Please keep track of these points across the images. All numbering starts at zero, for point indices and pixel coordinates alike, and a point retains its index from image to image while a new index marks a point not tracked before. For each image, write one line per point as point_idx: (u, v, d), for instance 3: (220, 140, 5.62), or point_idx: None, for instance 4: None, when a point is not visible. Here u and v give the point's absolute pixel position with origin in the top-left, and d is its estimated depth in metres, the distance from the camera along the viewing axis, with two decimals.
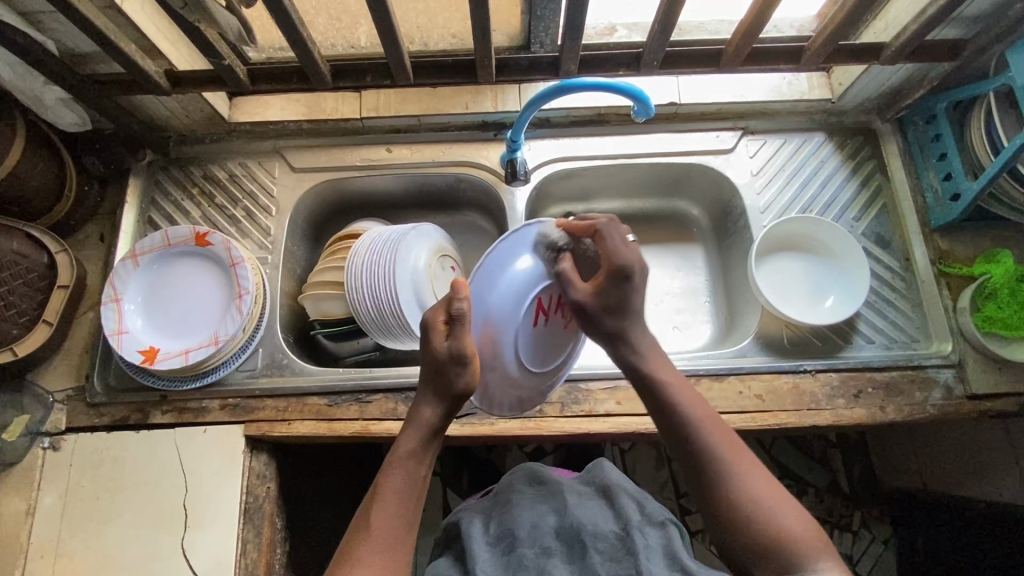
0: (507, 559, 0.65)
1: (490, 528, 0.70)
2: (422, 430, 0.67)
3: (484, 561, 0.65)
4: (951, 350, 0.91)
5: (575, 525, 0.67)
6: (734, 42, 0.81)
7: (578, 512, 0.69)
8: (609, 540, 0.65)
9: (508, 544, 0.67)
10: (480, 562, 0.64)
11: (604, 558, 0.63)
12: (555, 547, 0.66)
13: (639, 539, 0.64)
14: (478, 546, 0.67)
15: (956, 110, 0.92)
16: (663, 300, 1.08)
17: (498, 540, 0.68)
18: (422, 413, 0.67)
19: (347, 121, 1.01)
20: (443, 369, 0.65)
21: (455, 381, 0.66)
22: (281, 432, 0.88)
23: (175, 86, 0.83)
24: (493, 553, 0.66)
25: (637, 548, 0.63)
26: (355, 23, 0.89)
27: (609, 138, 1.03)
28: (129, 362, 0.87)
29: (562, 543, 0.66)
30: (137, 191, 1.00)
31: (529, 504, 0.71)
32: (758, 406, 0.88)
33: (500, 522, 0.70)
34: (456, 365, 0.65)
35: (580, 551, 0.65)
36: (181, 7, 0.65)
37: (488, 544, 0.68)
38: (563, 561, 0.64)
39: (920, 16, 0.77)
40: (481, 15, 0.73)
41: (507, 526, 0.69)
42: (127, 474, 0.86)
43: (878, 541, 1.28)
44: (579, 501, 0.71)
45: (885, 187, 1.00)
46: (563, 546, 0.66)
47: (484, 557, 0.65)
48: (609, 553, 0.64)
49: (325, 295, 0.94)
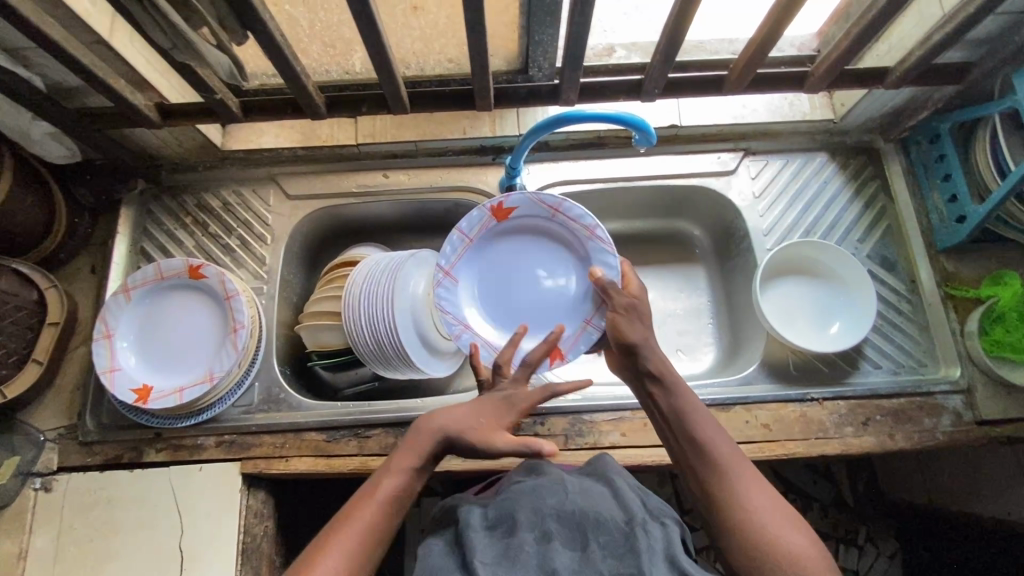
0: (503, 544, 0.57)
1: (490, 512, 0.62)
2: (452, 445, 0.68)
3: (480, 547, 0.57)
4: (960, 375, 0.89)
5: (577, 510, 0.59)
6: (738, 71, 0.80)
7: (580, 499, 0.61)
8: (612, 530, 0.57)
9: (508, 529, 0.59)
10: (478, 550, 0.57)
11: (605, 551, 0.55)
12: (556, 530, 0.57)
13: (642, 536, 0.56)
14: (472, 533, 0.59)
15: (960, 131, 0.91)
16: (665, 323, 1.06)
17: (496, 526, 0.60)
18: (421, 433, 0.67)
19: (343, 148, 1.00)
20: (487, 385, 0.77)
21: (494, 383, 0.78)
22: (278, 470, 0.86)
23: (167, 118, 0.81)
24: (490, 539, 0.59)
25: (639, 546, 0.54)
26: (349, 49, 0.87)
27: (609, 161, 1.01)
28: (122, 401, 0.85)
29: (562, 528, 0.58)
30: (128, 221, 0.98)
31: (532, 489, 0.64)
32: (766, 436, 0.86)
33: (501, 507, 0.62)
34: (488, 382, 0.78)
35: (580, 537, 0.57)
36: (169, 47, 0.63)
37: (485, 529, 0.60)
38: (562, 546, 0.56)
39: (925, 40, 0.76)
40: (479, 48, 0.71)
41: (509, 510, 0.61)
42: (122, 515, 0.84)
43: (885, 556, 1.25)
44: (583, 488, 0.64)
45: (889, 208, 0.99)
46: (564, 530, 0.58)
47: (480, 542, 0.58)
48: (610, 545, 0.56)
49: (322, 326, 0.92)
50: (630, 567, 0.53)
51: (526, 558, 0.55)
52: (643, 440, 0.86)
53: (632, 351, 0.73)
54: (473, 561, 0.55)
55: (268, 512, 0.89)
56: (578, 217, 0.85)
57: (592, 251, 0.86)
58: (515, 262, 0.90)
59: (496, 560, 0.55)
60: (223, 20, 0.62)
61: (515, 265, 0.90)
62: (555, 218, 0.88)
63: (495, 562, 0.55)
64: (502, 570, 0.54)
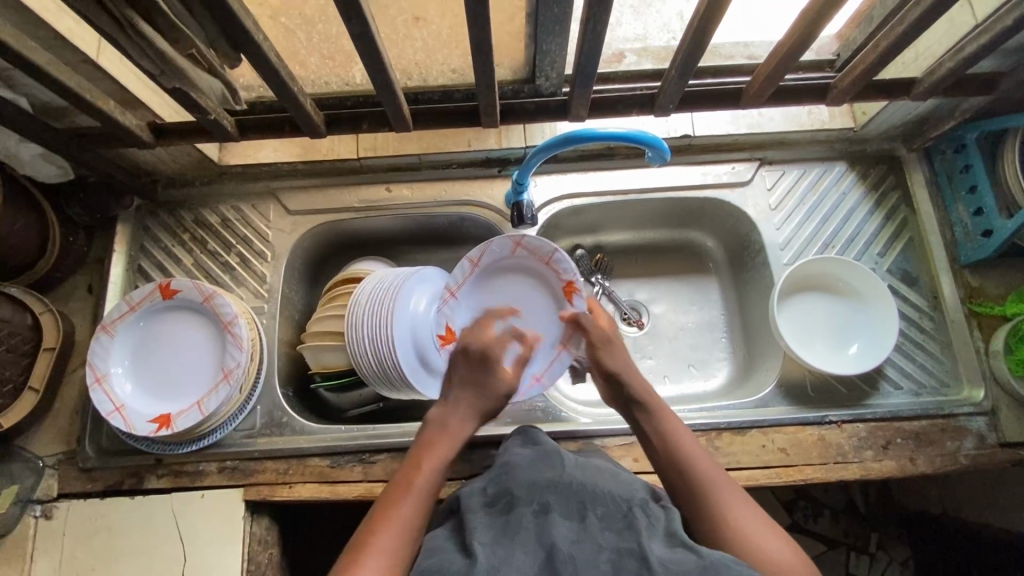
0: (502, 521, 0.53)
1: (489, 487, 0.58)
2: (468, 402, 0.71)
3: (478, 529, 0.53)
4: (984, 397, 0.86)
5: (575, 483, 0.56)
6: (757, 84, 0.77)
7: (576, 473, 0.58)
8: (609, 504, 0.54)
9: (506, 504, 0.55)
10: (476, 533, 0.52)
11: (604, 524, 0.52)
12: (555, 504, 0.53)
13: (641, 514, 0.53)
14: (472, 514, 0.55)
15: (986, 140, 0.87)
16: (677, 336, 1.03)
17: (493, 502, 0.56)
18: (448, 412, 0.70)
19: (344, 161, 0.97)
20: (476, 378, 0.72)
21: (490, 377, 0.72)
22: (282, 497, 0.84)
23: (160, 138, 0.79)
24: (488, 515, 0.54)
25: (638, 523, 0.52)
26: (349, 62, 0.80)
27: (618, 172, 0.98)
28: (141, 435, 0.82)
29: (561, 500, 0.54)
30: (126, 237, 0.95)
31: (529, 462, 0.60)
32: (782, 460, 0.84)
33: (499, 482, 0.58)
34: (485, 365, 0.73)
35: (579, 509, 0.53)
36: (159, 73, 0.60)
37: (483, 507, 0.56)
38: (562, 519, 0.52)
39: (956, 52, 0.71)
40: (484, 67, 0.68)
41: (507, 485, 0.57)
42: (124, 544, 0.82)
43: (896, 564, 1.16)
44: (579, 463, 0.61)
45: (911, 220, 0.95)
46: (563, 503, 0.54)
47: (479, 522, 0.53)
48: (608, 518, 0.53)
49: (324, 346, 0.89)
50: (630, 543, 0.50)
51: (526, 536, 0.51)
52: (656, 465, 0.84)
53: (613, 379, 0.75)
54: (473, 544, 0.50)
55: (271, 539, 0.87)
56: (137, 295, 0.87)
57: (146, 314, 0.88)
58: (173, 372, 0.86)
59: (497, 539, 0.51)
60: (214, 43, 0.59)
61: (177, 373, 0.86)
62: (554, 263, 0.90)
63: (496, 543, 0.50)
64: (502, 549, 0.49)
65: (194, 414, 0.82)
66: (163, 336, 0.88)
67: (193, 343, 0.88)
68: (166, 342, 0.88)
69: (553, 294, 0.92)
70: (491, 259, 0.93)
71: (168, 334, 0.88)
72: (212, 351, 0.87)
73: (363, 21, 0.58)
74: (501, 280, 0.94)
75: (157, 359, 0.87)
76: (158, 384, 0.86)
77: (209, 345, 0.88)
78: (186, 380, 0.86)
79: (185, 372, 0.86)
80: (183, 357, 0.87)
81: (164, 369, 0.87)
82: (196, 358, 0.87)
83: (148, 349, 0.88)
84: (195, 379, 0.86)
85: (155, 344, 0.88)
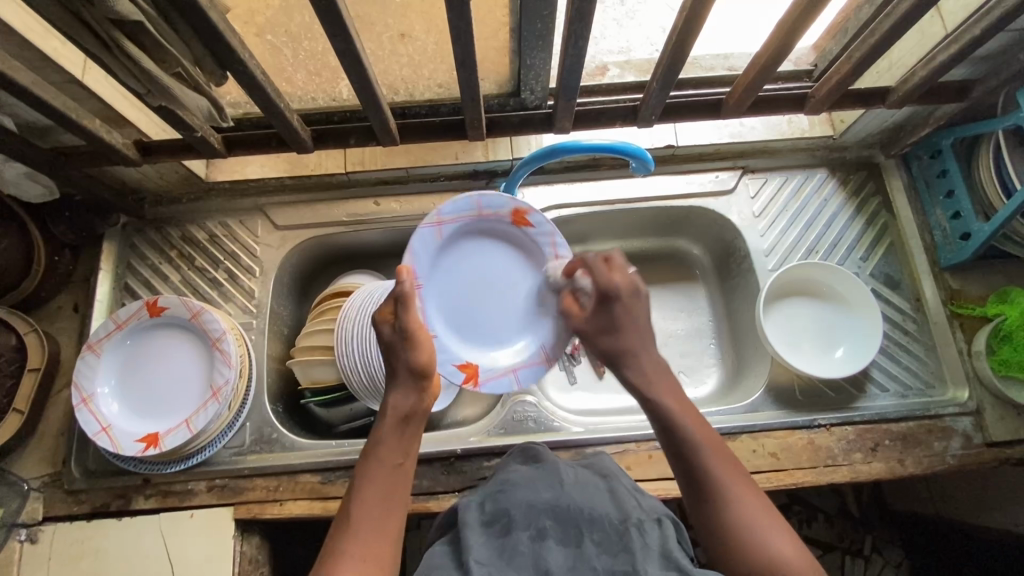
0: (499, 543, 0.53)
1: (485, 505, 0.58)
2: (408, 377, 0.65)
3: (476, 548, 0.53)
4: (968, 397, 0.88)
5: (572, 505, 0.55)
6: (737, 94, 0.78)
7: (575, 492, 0.57)
8: (605, 527, 0.53)
9: (502, 525, 0.55)
10: (474, 552, 0.52)
11: (600, 548, 0.51)
12: (550, 531, 0.53)
13: (637, 533, 0.52)
14: (469, 531, 0.55)
15: (961, 145, 0.89)
16: (667, 344, 1.04)
17: (492, 521, 0.56)
18: (390, 402, 0.64)
19: (332, 176, 0.97)
20: (391, 349, 0.66)
21: (404, 357, 0.65)
22: (272, 514, 0.83)
23: (146, 155, 0.79)
24: (484, 536, 0.54)
25: (633, 543, 0.50)
26: (335, 78, 0.81)
27: (604, 184, 0.99)
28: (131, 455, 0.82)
29: (557, 525, 0.54)
30: (112, 255, 0.95)
31: (527, 480, 0.60)
32: (773, 465, 0.84)
33: (496, 499, 0.58)
34: (404, 344, 0.65)
35: (575, 534, 0.53)
36: (145, 92, 0.61)
37: (480, 525, 0.56)
38: (558, 546, 0.52)
39: (928, 61, 0.74)
40: (469, 81, 0.69)
41: (504, 503, 0.57)
42: (112, 566, 0.81)
43: (891, 567, 1.17)
44: (578, 478, 0.60)
45: (891, 224, 0.97)
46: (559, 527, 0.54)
47: (475, 542, 0.53)
48: (605, 542, 0.52)
49: (314, 361, 0.89)
50: (625, 565, 0.49)
51: (522, 560, 0.51)
52: (649, 473, 0.84)
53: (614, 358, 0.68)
54: (470, 562, 0.51)
55: (263, 558, 0.86)
56: (126, 311, 0.86)
57: (134, 330, 0.87)
58: (158, 391, 0.86)
59: (494, 562, 0.51)
60: (200, 61, 0.59)
61: (162, 393, 0.86)
62: (485, 208, 0.80)
63: (493, 564, 0.51)
64: (498, 573, 0.49)
65: (177, 435, 0.81)
66: (151, 353, 0.87)
67: (179, 363, 0.87)
68: (153, 359, 0.87)
69: (491, 233, 0.82)
70: (427, 256, 0.78)
71: (158, 350, 0.88)
72: (198, 371, 0.86)
73: (347, 37, 0.58)
74: (452, 262, 0.80)
75: (143, 377, 0.86)
76: (146, 401, 0.85)
77: (196, 364, 0.87)
78: (172, 399, 0.85)
79: (173, 391, 0.86)
80: (168, 376, 0.86)
81: (152, 389, 0.86)
82: (181, 377, 0.86)
83: (134, 367, 0.87)
84: (180, 398, 0.85)
85: (143, 360, 0.87)
